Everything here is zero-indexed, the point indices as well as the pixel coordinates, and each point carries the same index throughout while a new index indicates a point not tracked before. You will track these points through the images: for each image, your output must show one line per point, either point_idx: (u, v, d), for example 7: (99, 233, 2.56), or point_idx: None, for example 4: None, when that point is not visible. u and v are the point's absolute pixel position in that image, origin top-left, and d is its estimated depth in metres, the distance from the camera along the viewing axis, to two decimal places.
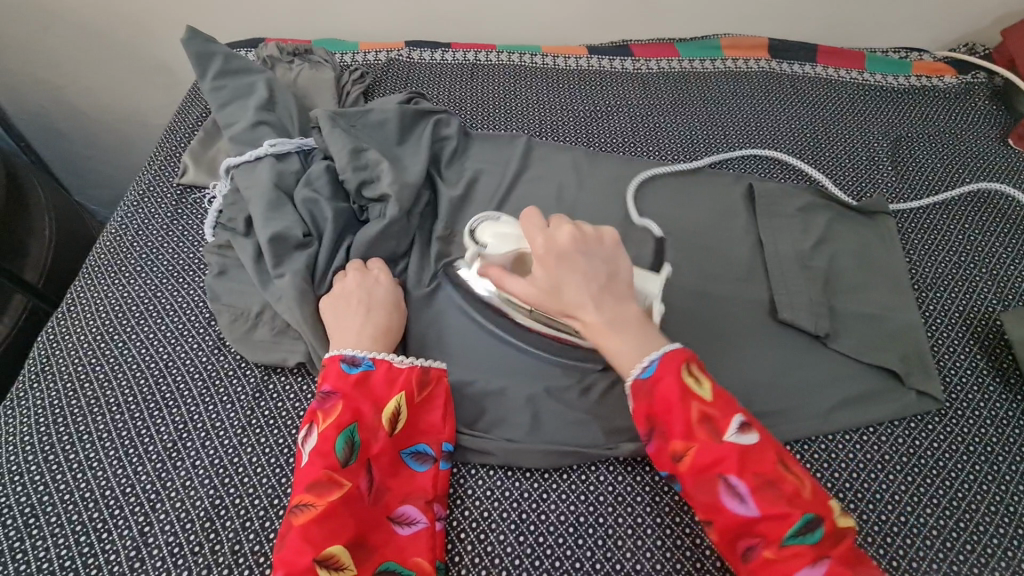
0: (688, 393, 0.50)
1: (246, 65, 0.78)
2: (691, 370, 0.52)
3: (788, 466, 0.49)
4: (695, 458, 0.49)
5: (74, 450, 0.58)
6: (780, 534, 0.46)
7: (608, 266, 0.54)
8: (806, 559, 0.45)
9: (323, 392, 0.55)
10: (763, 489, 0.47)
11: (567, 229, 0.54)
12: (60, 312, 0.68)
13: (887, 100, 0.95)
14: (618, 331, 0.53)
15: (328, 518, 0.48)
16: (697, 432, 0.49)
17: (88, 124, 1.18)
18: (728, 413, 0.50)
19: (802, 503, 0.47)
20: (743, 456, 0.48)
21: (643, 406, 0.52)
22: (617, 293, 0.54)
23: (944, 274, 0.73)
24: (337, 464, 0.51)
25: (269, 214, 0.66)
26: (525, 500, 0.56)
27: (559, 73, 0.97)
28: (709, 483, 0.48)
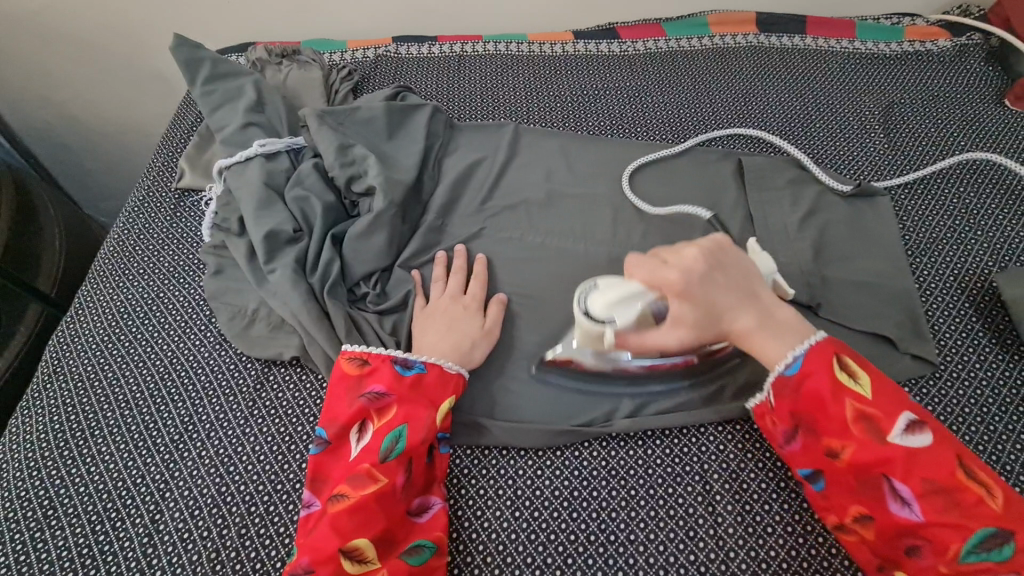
0: (844, 391, 0.51)
1: (234, 68, 0.80)
2: (845, 366, 0.52)
3: (969, 473, 0.47)
4: (854, 458, 0.49)
5: (87, 446, 0.60)
6: (954, 545, 0.46)
7: (739, 273, 0.56)
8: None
9: (372, 392, 0.56)
10: (936, 497, 0.47)
11: (692, 253, 0.55)
12: (69, 316, 0.71)
13: (878, 68, 0.94)
14: (778, 335, 0.55)
15: (359, 511, 0.50)
16: (854, 429, 0.50)
17: (92, 137, 1.21)
18: (891, 413, 0.49)
19: (983, 515, 0.46)
20: (911, 460, 0.47)
21: (789, 400, 0.53)
22: (761, 300, 0.56)
23: (939, 238, 0.72)
24: (377, 459, 0.52)
25: (258, 213, 0.67)
26: (520, 477, 0.57)
27: (545, 60, 0.98)
28: (872, 483, 0.49)
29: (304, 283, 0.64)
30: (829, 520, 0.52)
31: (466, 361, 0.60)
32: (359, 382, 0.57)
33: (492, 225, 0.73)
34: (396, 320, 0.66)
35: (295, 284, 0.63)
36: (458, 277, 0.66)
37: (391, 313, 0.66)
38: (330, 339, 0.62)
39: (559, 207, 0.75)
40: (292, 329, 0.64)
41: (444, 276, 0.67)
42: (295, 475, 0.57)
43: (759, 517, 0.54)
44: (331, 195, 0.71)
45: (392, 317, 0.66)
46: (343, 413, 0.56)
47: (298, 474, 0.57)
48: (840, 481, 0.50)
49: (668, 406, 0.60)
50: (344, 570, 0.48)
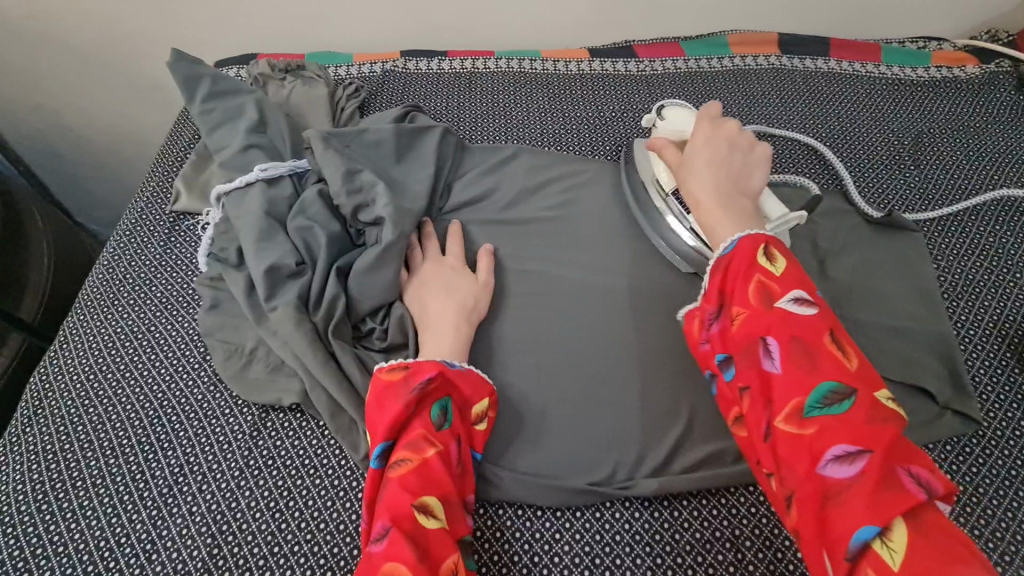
0: (753, 268, 0.50)
1: (234, 86, 0.75)
2: (768, 251, 0.51)
3: (840, 344, 0.46)
4: (743, 321, 0.49)
5: (67, 499, 0.56)
6: (799, 401, 0.44)
7: (745, 167, 0.61)
8: (830, 436, 0.42)
9: (423, 380, 0.52)
10: (802, 356, 0.45)
11: (731, 128, 0.62)
12: (53, 350, 0.66)
13: (906, 94, 0.90)
14: (724, 215, 0.57)
15: (424, 473, 0.48)
16: (750, 297, 0.49)
17: (84, 145, 1.17)
18: (787, 286, 0.48)
19: (841, 374, 0.44)
20: (786, 319, 0.47)
21: (717, 280, 0.53)
22: (738, 192, 0.59)
23: (976, 281, 0.69)
24: (433, 427, 0.51)
25: (259, 245, 0.63)
26: (538, 541, 0.53)
27: (560, 79, 0.94)
28: (751, 347, 0.48)
29: (306, 322, 0.60)
30: (732, 414, 0.51)
31: (473, 314, 0.62)
32: (403, 381, 0.52)
33: (506, 257, 0.69)
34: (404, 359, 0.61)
35: (298, 324, 0.59)
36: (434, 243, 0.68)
37: (399, 351, 0.62)
38: (333, 385, 0.57)
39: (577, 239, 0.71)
40: (292, 372, 0.60)
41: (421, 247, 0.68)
42: (294, 536, 0.53)
43: None
44: (336, 224, 0.66)
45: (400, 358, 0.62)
46: (392, 398, 0.51)
47: (297, 535, 0.53)
48: (730, 350, 0.50)
49: (696, 464, 0.56)
50: (420, 527, 0.45)
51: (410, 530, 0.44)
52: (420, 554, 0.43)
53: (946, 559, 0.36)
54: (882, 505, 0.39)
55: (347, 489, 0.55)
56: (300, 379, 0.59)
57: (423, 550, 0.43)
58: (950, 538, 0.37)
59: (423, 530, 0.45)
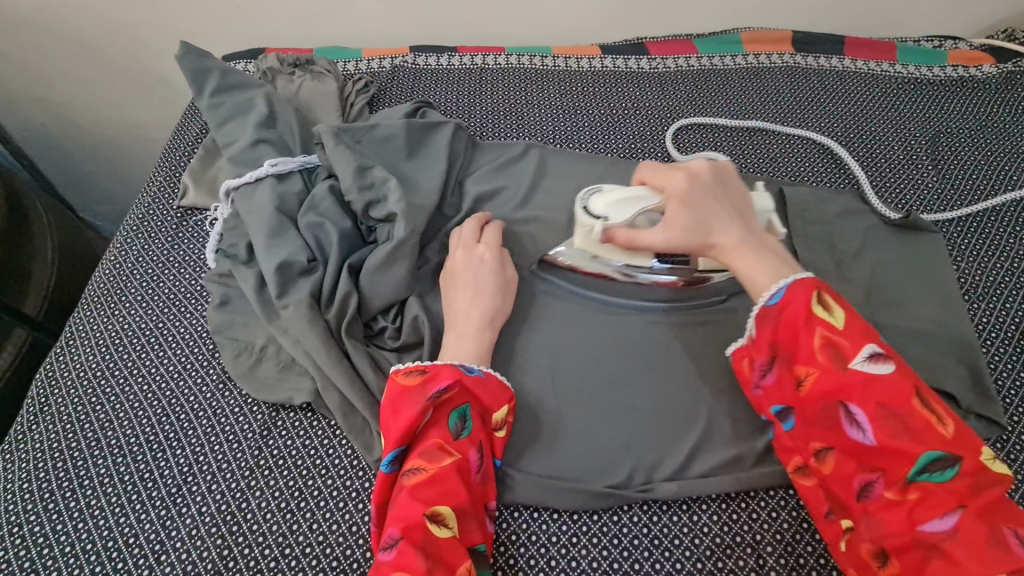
0: (814, 319, 0.47)
1: (243, 80, 0.74)
2: (822, 299, 0.47)
3: (925, 400, 0.44)
4: (815, 385, 0.47)
5: (75, 499, 0.54)
6: (901, 470, 0.44)
7: (736, 197, 0.56)
8: (933, 506, 0.42)
9: (440, 388, 0.50)
10: (892, 423, 0.44)
11: (696, 165, 0.57)
12: (59, 347, 0.65)
13: (923, 94, 0.89)
14: (758, 260, 0.52)
15: (439, 481, 0.47)
16: (819, 358, 0.46)
17: (88, 140, 1.16)
18: (858, 342, 0.45)
19: (934, 440, 0.43)
20: (868, 385, 0.44)
21: (766, 331, 0.50)
22: (750, 225, 0.55)
23: (997, 282, 0.68)
24: (450, 436, 0.50)
25: (270, 242, 0.62)
26: (554, 545, 0.52)
27: (572, 75, 0.93)
28: (831, 410, 0.46)
29: (317, 320, 0.58)
30: (793, 461, 0.51)
31: (496, 316, 0.59)
32: (420, 387, 0.51)
33: (519, 256, 0.68)
34: (417, 358, 0.60)
35: (310, 322, 0.58)
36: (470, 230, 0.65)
37: (411, 349, 0.61)
38: (346, 384, 0.56)
39: None
40: (303, 371, 0.59)
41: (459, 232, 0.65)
42: (306, 538, 0.52)
43: None
44: (347, 220, 0.65)
45: (413, 357, 0.61)
46: (407, 404, 0.50)
47: (308, 536, 0.52)
48: (803, 409, 0.48)
49: (716, 467, 0.55)
50: (432, 537, 0.44)
51: (421, 540, 0.44)
52: (431, 564, 0.43)
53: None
54: (991, 568, 0.40)
55: (360, 490, 0.54)
56: (311, 378, 0.58)
57: (435, 561, 0.43)
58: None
59: (434, 538, 0.44)
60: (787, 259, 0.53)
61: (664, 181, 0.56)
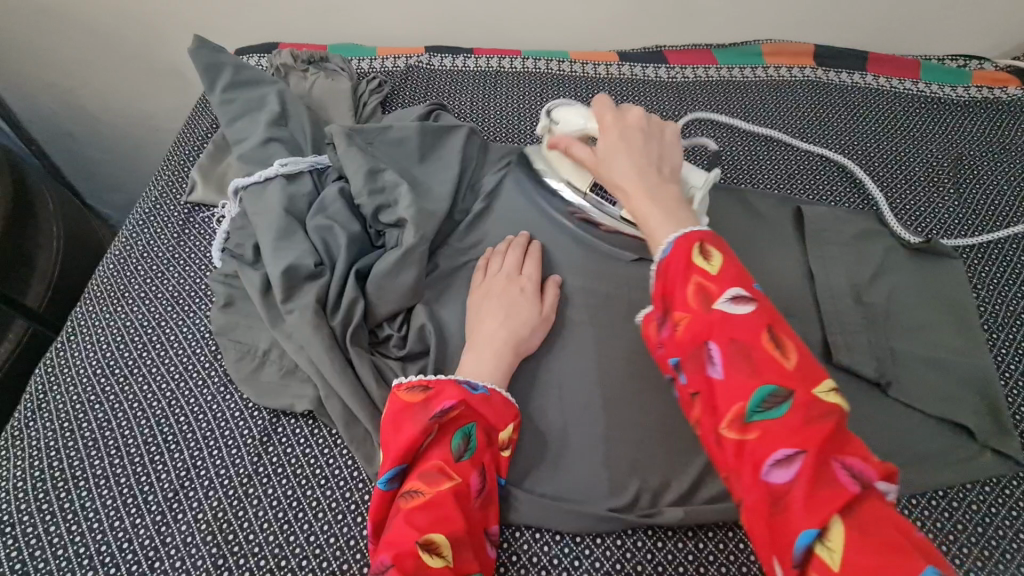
0: (689, 265, 0.45)
1: (256, 75, 0.73)
2: (701, 243, 0.46)
3: (778, 338, 0.42)
4: (685, 329, 0.44)
5: (70, 499, 0.54)
6: (738, 408, 0.40)
7: (661, 148, 0.56)
8: (772, 443, 0.39)
9: (443, 408, 0.49)
10: (741, 358, 0.41)
11: (637, 112, 0.58)
12: (60, 342, 0.64)
13: (946, 114, 0.87)
14: (654, 202, 0.50)
15: (437, 506, 0.46)
16: (687, 300, 0.44)
17: (97, 128, 1.15)
18: (725, 282, 0.44)
19: (774, 373, 0.40)
20: (726, 321, 0.42)
21: (657, 285, 0.47)
22: (664, 175, 0.53)
23: (1018, 313, 0.66)
24: (451, 458, 0.49)
25: (277, 243, 0.61)
26: (555, 567, 0.51)
27: (587, 82, 0.91)
28: (693, 354, 0.43)
29: (322, 326, 0.57)
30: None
31: (524, 346, 0.58)
32: (423, 405, 0.50)
33: None
34: (422, 368, 0.59)
35: (316, 328, 0.57)
36: (516, 255, 0.64)
37: (418, 359, 0.60)
38: (349, 393, 0.55)
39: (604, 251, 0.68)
40: (306, 377, 0.58)
41: (502, 253, 0.65)
42: (302, 551, 0.51)
43: None
44: (357, 225, 0.64)
45: (418, 367, 0.59)
46: (408, 422, 0.49)
47: (305, 548, 0.51)
48: (671, 357, 0.45)
49: (723, 494, 0.53)
50: (424, 566, 0.43)
51: (411, 568, 0.43)
52: None
53: (893, 560, 0.34)
54: (819, 509, 0.36)
55: (359, 502, 0.53)
56: (314, 386, 0.57)
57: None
58: (895, 530, 0.36)
59: (426, 568, 0.43)
60: (687, 212, 0.50)
61: (603, 117, 0.58)
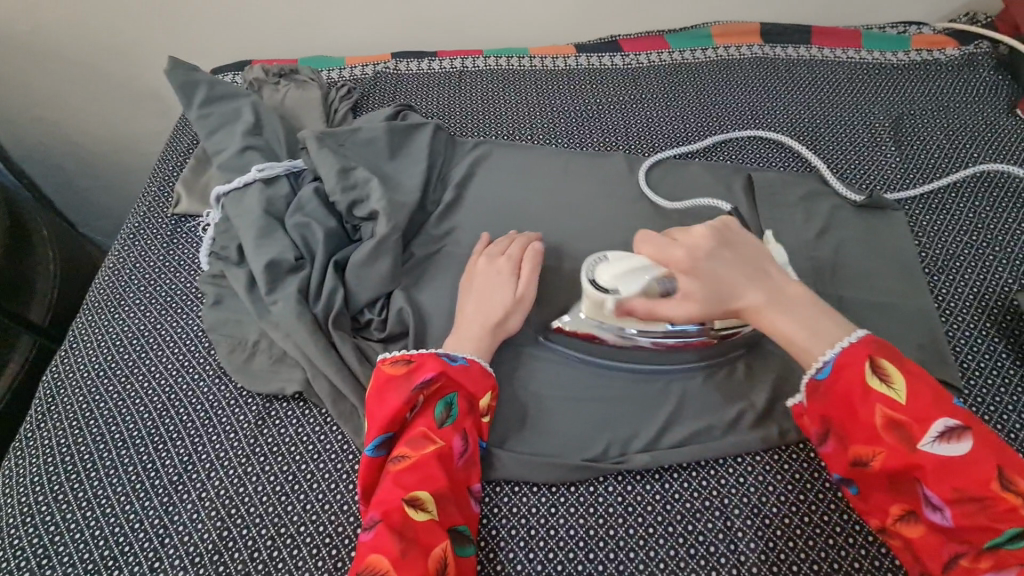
0: (872, 395, 0.48)
1: (230, 90, 0.78)
2: (881, 373, 0.49)
3: (1006, 478, 0.44)
4: (884, 464, 0.48)
5: (82, 490, 0.58)
6: (976, 540, 0.44)
7: (748, 251, 0.56)
8: (1001, 572, 0.43)
9: (424, 379, 0.54)
10: (962, 497, 0.45)
11: (697, 231, 0.55)
12: (63, 350, 0.68)
13: (888, 78, 0.92)
14: (793, 313, 0.53)
15: (421, 467, 0.51)
16: (884, 438, 0.48)
17: (88, 157, 1.19)
18: (925, 417, 0.47)
19: (1009, 514, 0.43)
20: (937, 465, 0.45)
21: (821, 404, 0.51)
22: (774, 277, 0.55)
23: (957, 255, 0.70)
24: (434, 424, 0.53)
25: (258, 242, 0.65)
26: (533, 515, 0.55)
27: (547, 74, 0.96)
28: (903, 486, 0.48)
29: (306, 313, 0.62)
30: (872, 524, 0.51)
31: (500, 330, 0.60)
32: (407, 377, 0.55)
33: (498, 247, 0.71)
34: (402, 347, 0.63)
35: (300, 316, 0.61)
36: (499, 241, 0.66)
37: (397, 339, 0.64)
38: (334, 372, 0.59)
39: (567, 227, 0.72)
40: (294, 363, 0.62)
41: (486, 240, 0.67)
42: (300, 518, 0.55)
43: (783, 555, 0.52)
44: (333, 220, 0.69)
45: (398, 346, 0.64)
46: (393, 393, 0.54)
47: (302, 516, 0.55)
48: (868, 482, 0.50)
49: (686, 437, 0.58)
50: (410, 521, 0.48)
51: (398, 523, 0.47)
52: (405, 545, 0.46)
53: None
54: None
55: (350, 471, 0.57)
56: (301, 370, 0.61)
57: (411, 542, 0.47)
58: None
59: (412, 522, 0.48)
60: (827, 311, 0.53)
61: (667, 254, 0.54)
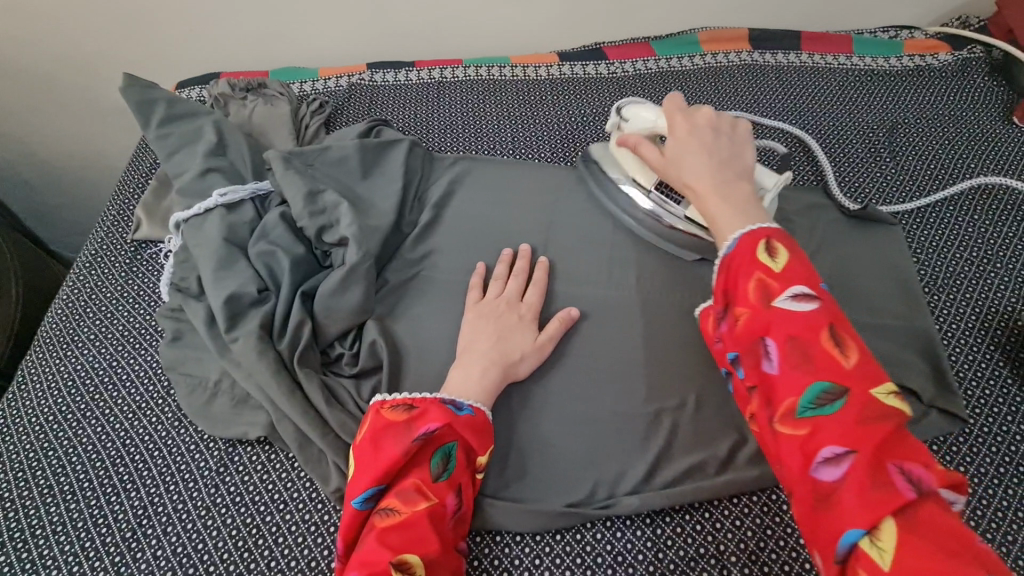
0: (754, 261, 0.46)
1: (192, 108, 0.73)
2: (768, 244, 0.47)
3: (839, 341, 0.42)
4: (740, 321, 0.45)
5: (27, 549, 0.53)
6: (796, 401, 0.41)
7: (736, 145, 0.56)
8: (822, 439, 0.39)
9: (426, 430, 0.49)
10: (799, 355, 0.42)
11: (707, 113, 0.58)
12: (12, 391, 0.63)
13: (880, 85, 0.89)
14: (727, 196, 0.52)
15: (413, 526, 0.46)
16: (749, 295, 0.45)
17: (52, 173, 1.14)
18: (790, 281, 0.45)
19: (843, 380, 0.40)
20: (783, 319, 0.43)
21: (720, 280, 0.49)
22: (736, 171, 0.54)
23: (956, 272, 0.67)
24: (430, 479, 0.48)
25: (219, 274, 0.61)
26: (516, 568, 0.51)
27: (529, 85, 0.92)
28: (751, 347, 0.45)
29: (269, 351, 0.58)
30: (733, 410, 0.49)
31: (511, 374, 0.57)
32: (407, 423, 0.50)
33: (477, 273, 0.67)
34: (374, 384, 0.59)
35: (262, 354, 0.57)
36: (517, 281, 0.63)
37: (370, 375, 0.60)
38: (301, 415, 0.55)
39: (551, 249, 0.69)
40: (258, 404, 0.58)
41: (503, 278, 0.64)
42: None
43: None
44: (301, 247, 0.64)
45: (371, 383, 0.60)
46: (389, 441, 0.49)
47: (266, 574, 0.51)
48: (731, 352, 0.47)
49: (677, 478, 0.54)
50: None
51: None
52: None
53: (944, 560, 0.34)
54: (873, 506, 0.36)
55: (318, 523, 0.53)
56: (266, 412, 0.57)
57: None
58: (958, 537, 0.35)
59: None
60: (762, 215, 0.51)
61: (671, 119, 0.59)
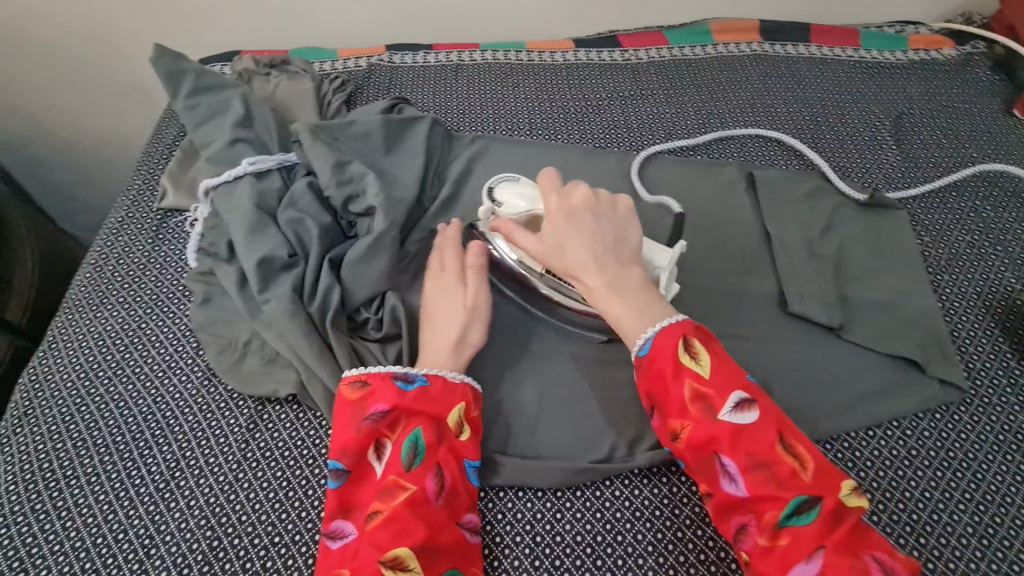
0: (682, 370, 0.50)
1: (219, 80, 0.75)
2: (690, 346, 0.51)
3: (789, 447, 0.47)
4: (690, 436, 0.49)
5: (62, 498, 0.55)
6: (772, 514, 0.45)
7: (617, 230, 0.56)
8: (801, 547, 0.44)
9: (377, 413, 0.52)
10: (757, 468, 0.46)
11: (580, 192, 0.57)
12: (42, 351, 0.65)
13: (886, 77, 0.92)
14: (620, 293, 0.54)
15: (394, 519, 0.47)
16: (691, 409, 0.49)
17: (65, 148, 1.14)
18: (723, 389, 0.49)
19: (798, 485, 0.45)
20: (734, 434, 0.47)
21: (643, 381, 0.53)
22: (622, 259, 0.55)
23: (959, 254, 0.70)
24: (403, 468, 0.50)
25: (250, 238, 0.63)
26: (539, 522, 0.53)
27: (545, 69, 0.94)
28: (708, 463, 0.48)
29: (299, 312, 0.59)
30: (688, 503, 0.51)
31: (463, 347, 0.57)
32: (360, 406, 0.53)
33: None
34: (399, 348, 0.61)
35: (293, 315, 0.59)
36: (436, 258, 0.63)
37: (396, 340, 0.62)
38: (332, 374, 0.57)
39: None
40: (287, 364, 0.60)
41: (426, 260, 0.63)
42: (297, 527, 0.53)
43: None
44: (328, 216, 0.66)
45: (396, 346, 0.62)
46: (347, 432, 0.52)
47: (297, 524, 0.53)
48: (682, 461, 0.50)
49: None
50: None
51: None
52: None
53: None
54: None
55: None
56: (295, 371, 0.59)
57: None
58: None
59: None
60: (654, 306, 0.54)
61: (546, 197, 0.57)
